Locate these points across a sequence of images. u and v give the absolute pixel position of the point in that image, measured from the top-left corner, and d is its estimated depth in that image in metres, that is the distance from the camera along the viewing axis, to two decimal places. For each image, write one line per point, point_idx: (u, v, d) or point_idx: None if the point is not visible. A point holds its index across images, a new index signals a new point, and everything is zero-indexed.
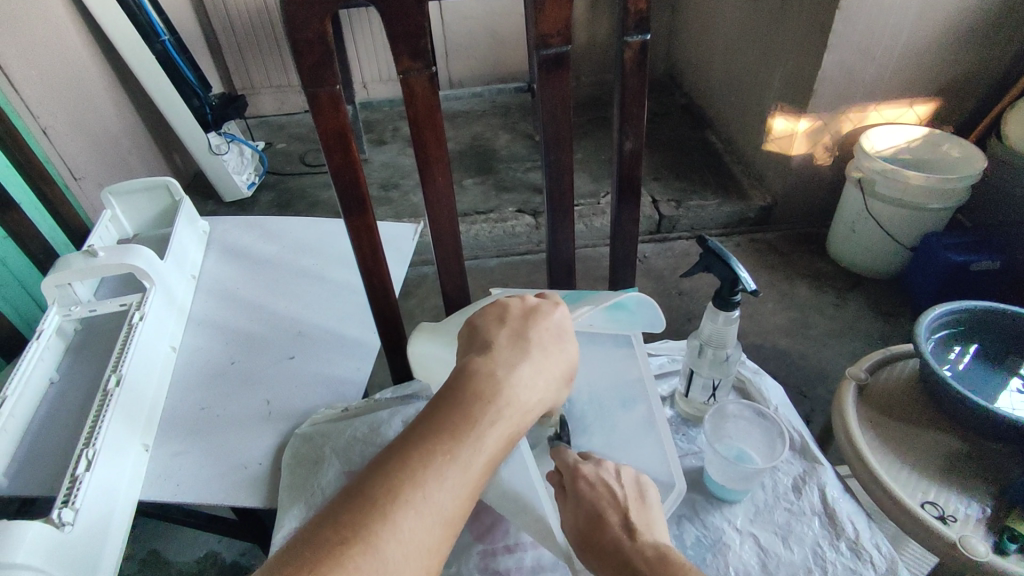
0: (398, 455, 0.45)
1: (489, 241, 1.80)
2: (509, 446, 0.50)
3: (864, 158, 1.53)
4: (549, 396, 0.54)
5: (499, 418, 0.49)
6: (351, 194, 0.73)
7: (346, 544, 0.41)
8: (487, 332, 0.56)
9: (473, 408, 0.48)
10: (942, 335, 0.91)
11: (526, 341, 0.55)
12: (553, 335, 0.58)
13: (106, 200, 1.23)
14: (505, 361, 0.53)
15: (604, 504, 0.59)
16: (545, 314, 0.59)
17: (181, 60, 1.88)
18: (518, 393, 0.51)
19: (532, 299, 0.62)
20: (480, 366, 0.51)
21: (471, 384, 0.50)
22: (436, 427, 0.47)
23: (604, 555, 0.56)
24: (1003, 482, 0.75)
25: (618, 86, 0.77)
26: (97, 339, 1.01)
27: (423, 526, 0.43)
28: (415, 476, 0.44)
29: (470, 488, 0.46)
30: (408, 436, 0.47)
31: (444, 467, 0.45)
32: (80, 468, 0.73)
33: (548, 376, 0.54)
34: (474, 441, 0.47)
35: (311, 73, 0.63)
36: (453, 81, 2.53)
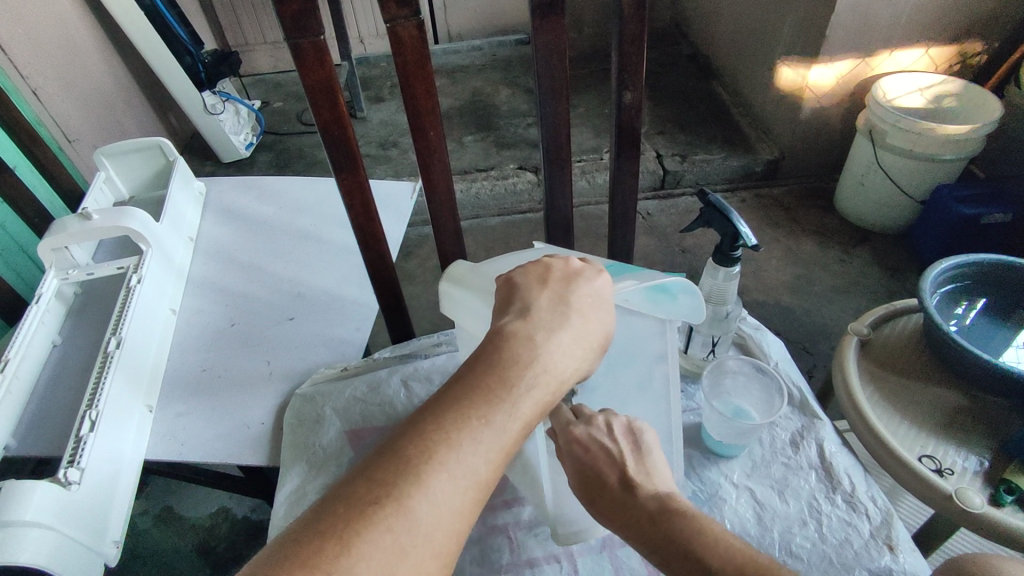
0: (432, 417, 0.45)
1: (490, 199, 1.78)
2: (543, 414, 0.49)
3: (877, 109, 1.48)
4: (585, 366, 0.53)
5: (536, 385, 0.48)
6: (341, 150, 0.71)
7: (378, 504, 0.40)
8: (526, 293, 0.54)
9: (510, 374, 0.47)
10: (949, 290, 0.89)
11: (567, 308, 0.53)
12: (593, 302, 0.55)
13: (100, 161, 1.21)
14: (544, 328, 0.51)
15: (601, 463, 0.59)
16: (587, 280, 0.56)
17: (170, 14, 1.81)
18: (555, 360, 0.50)
19: (576, 262, 0.58)
20: (520, 332, 0.50)
21: (509, 350, 0.49)
22: (472, 391, 0.46)
23: (609, 510, 0.57)
24: (1003, 435, 0.74)
25: (616, 33, 0.73)
26: (98, 303, 1.01)
27: (454, 489, 0.42)
28: (450, 439, 0.43)
29: (504, 453, 0.45)
30: (443, 399, 0.46)
31: (479, 431, 0.44)
32: (84, 429, 0.74)
33: (586, 346, 0.53)
34: (510, 408, 0.46)
35: (294, 22, 0.60)
36: (452, 34, 2.45)
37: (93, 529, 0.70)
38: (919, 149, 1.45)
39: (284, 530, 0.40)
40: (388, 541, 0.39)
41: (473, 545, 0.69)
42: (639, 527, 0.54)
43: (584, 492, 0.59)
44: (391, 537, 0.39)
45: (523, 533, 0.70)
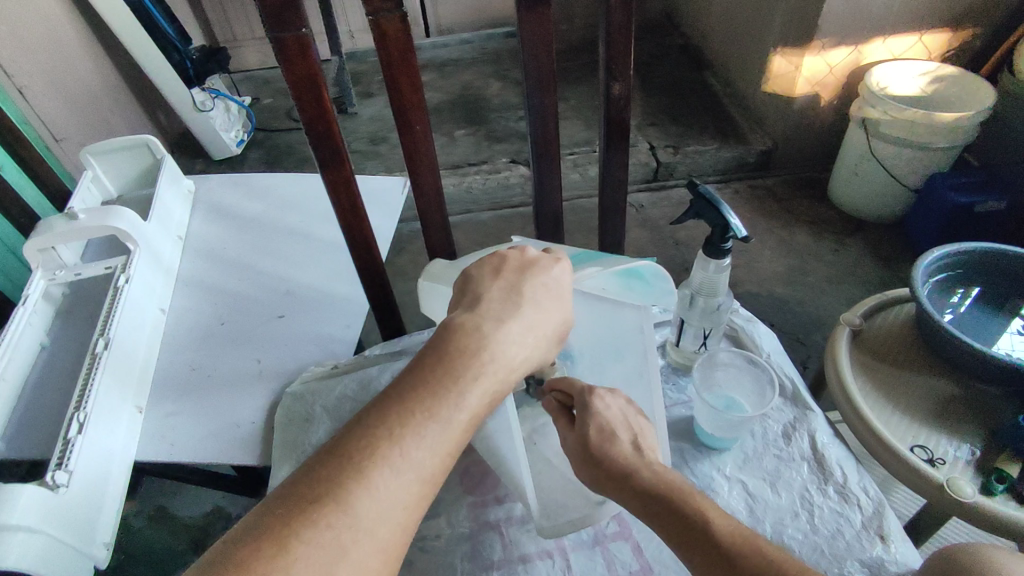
0: (377, 414, 0.45)
1: (482, 193, 1.77)
2: (493, 404, 0.49)
3: (870, 97, 1.48)
4: (538, 354, 0.54)
5: (483, 374, 0.48)
6: (326, 146, 0.70)
7: (319, 502, 0.40)
8: (478, 285, 0.55)
9: (456, 365, 0.48)
10: (942, 279, 0.89)
11: (519, 297, 0.54)
12: (548, 290, 0.56)
13: (86, 160, 1.20)
14: (493, 318, 0.52)
15: (618, 425, 0.60)
16: (543, 269, 0.57)
17: (156, 10, 1.79)
18: (505, 349, 0.50)
19: (532, 252, 0.59)
20: (467, 323, 0.51)
21: (455, 341, 0.49)
22: (417, 386, 0.46)
23: (602, 469, 0.57)
24: (994, 424, 0.74)
25: (603, 23, 0.73)
26: (86, 303, 1.00)
27: (399, 484, 0.42)
28: (394, 434, 0.44)
29: (451, 445, 0.46)
30: (389, 395, 0.46)
31: (424, 424, 0.45)
32: (72, 431, 0.73)
33: (536, 335, 0.53)
34: (456, 398, 0.46)
35: (275, 15, 0.59)
36: (441, 28, 2.44)
37: (82, 531, 0.70)
38: (913, 137, 1.45)
39: (225, 534, 0.39)
40: (328, 539, 0.39)
41: (464, 542, 0.69)
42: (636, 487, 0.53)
43: (585, 441, 0.59)
44: (332, 535, 0.39)
45: (515, 529, 0.70)
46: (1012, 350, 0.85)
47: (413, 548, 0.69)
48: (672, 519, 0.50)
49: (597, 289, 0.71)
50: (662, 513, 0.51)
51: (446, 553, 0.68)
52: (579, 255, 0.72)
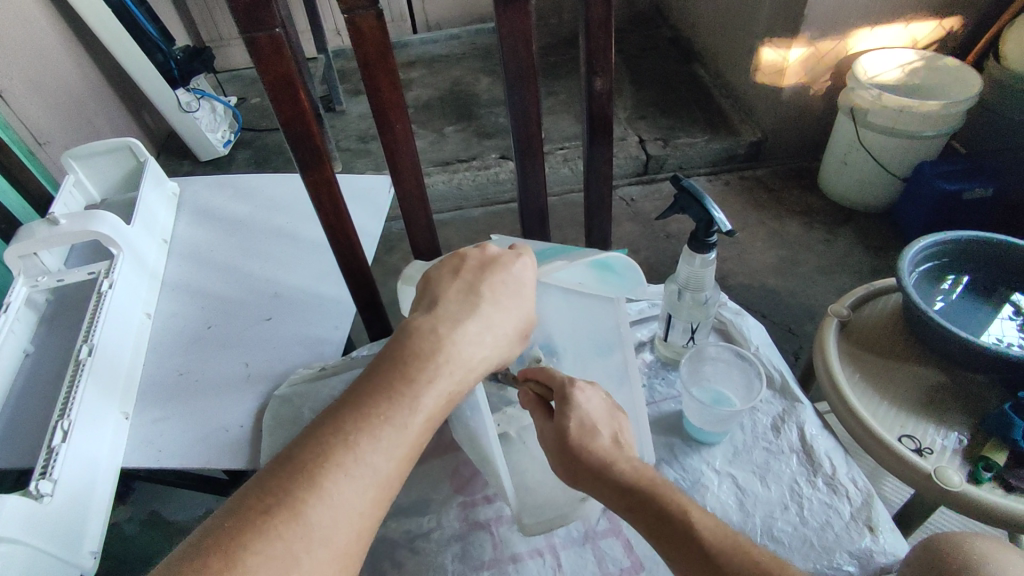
0: (331, 420, 0.45)
1: (472, 190, 1.76)
2: (450, 405, 0.50)
3: (859, 87, 1.48)
4: (497, 354, 0.54)
5: (439, 376, 0.49)
6: (305, 146, 0.69)
7: (271, 514, 0.40)
8: (437, 286, 0.55)
9: (412, 368, 0.48)
10: (932, 268, 0.89)
11: (477, 297, 0.54)
12: (508, 288, 0.56)
13: (68, 164, 1.18)
14: (451, 319, 0.52)
15: (597, 419, 0.59)
16: (503, 266, 0.57)
17: (138, 10, 1.76)
18: (462, 350, 0.51)
19: (493, 249, 0.59)
20: (423, 325, 0.51)
21: (411, 344, 0.49)
22: (373, 391, 0.46)
23: (584, 465, 0.56)
24: (981, 413, 0.74)
25: (583, 17, 0.72)
26: (70, 310, 0.99)
27: (354, 490, 0.43)
28: (348, 439, 0.44)
29: (407, 449, 0.46)
30: (345, 401, 0.46)
31: (379, 428, 0.45)
32: (56, 439, 0.72)
33: (494, 334, 0.54)
34: (412, 401, 0.47)
35: (247, 15, 0.59)
36: (430, 24, 2.42)
37: (66, 541, 0.69)
38: (901, 126, 1.45)
39: (178, 548, 0.40)
40: (279, 550, 0.39)
41: (454, 543, 0.69)
42: (611, 479, 0.54)
43: (563, 432, 0.58)
44: (283, 546, 0.39)
45: (505, 528, 0.70)
46: (1001, 336, 0.85)
47: (403, 550, 0.69)
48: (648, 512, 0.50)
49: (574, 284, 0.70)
50: (639, 503, 0.51)
51: (435, 554, 0.68)
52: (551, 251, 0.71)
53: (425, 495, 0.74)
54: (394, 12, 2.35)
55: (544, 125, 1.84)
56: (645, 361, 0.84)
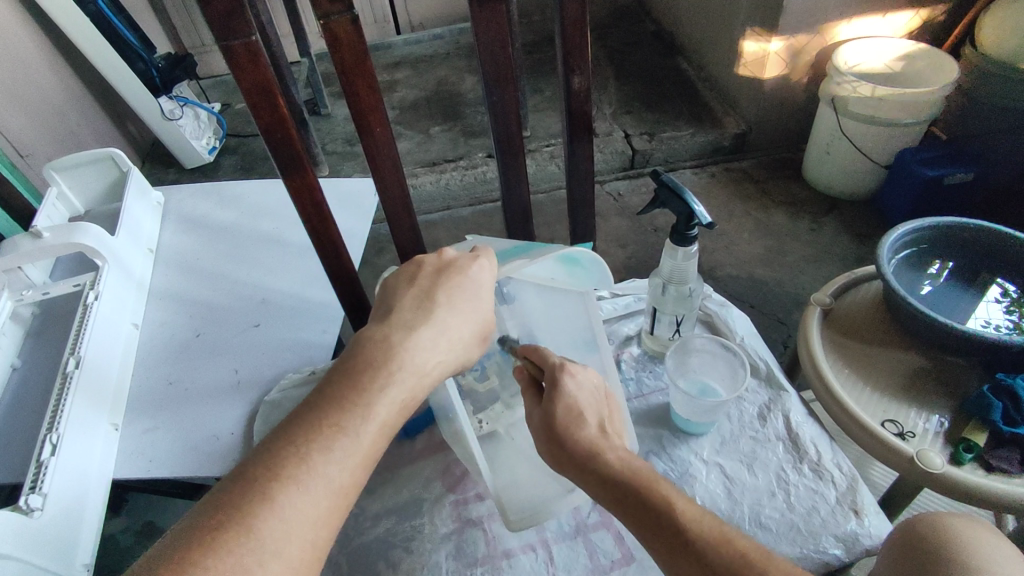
0: (284, 434, 0.46)
1: (460, 189, 1.76)
2: (406, 412, 0.50)
3: (839, 76, 1.49)
4: (455, 357, 0.55)
5: (392, 383, 0.49)
6: (285, 152, 0.69)
7: (221, 529, 0.41)
8: (392, 296, 0.56)
9: (364, 378, 0.49)
10: (915, 255, 0.90)
11: (433, 302, 0.55)
12: (463, 292, 0.57)
13: (50, 176, 1.17)
14: (404, 326, 0.53)
15: (588, 406, 0.60)
16: (460, 269, 0.58)
17: (117, 19, 1.74)
18: (416, 357, 0.51)
19: (450, 253, 0.60)
20: (375, 335, 0.52)
21: (362, 354, 0.50)
22: (327, 402, 0.48)
23: (575, 450, 0.56)
24: (962, 395, 0.76)
25: (558, 16, 0.73)
26: (56, 322, 0.99)
27: (308, 501, 0.43)
28: (301, 452, 0.44)
29: (361, 458, 0.46)
30: (299, 415, 0.47)
31: (332, 439, 0.46)
32: (45, 453, 0.73)
33: (449, 339, 0.54)
34: (364, 411, 0.47)
35: (221, 23, 0.59)
36: (414, 25, 2.42)
37: (59, 553, 0.69)
38: (881, 114, 1.46)
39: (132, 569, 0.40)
40: (231, 564, 0.39)
41: (447, 540, 0.69)
42: (598, 470, 0.54)
43: (552, 417, 0.59)
44: (235, 560, 0.40)
45: (497, 524, 0.70)
46: (987, 320, 0.86)
47: (398, 550, 0.69)
48: (632, 509, 0.51)
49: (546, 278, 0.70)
50: (626, 499, 0.51)
51: (429, 553, 0.68)
52: (516, 248, 0.69)
53: (418, 495, 0.74)
54: (377, 13, 2.35)
55: (529, 123, 1.84)
56: (632, 355, 0.85)
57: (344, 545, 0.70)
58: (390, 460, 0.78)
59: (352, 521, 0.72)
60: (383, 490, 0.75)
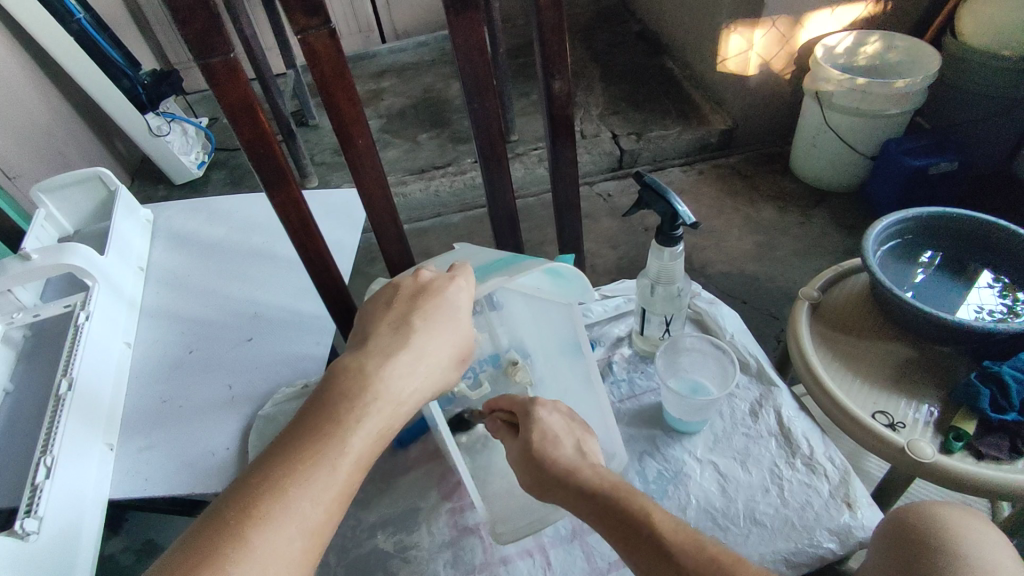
0: (257, 472, 0.46)
1: (450, 196, 1.77)
2: (382, 441, 0.51)
3: (821, 71, 1.51)
4: (432, 382, 0.55)
5: (368, 414, 0.50)
6: (269, 167, 0.70)
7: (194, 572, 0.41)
8: (369, 323, 0.56)
9: (340, 410, 0.49)
10: (901, 247, 0.91)
11: (409, 327, 0.55)
12: (442, 313, 0.57)
13: (38, 198, 1.16)
14: (379, 353, 0.53)
15: (561, 432, 0.64)
16: (437, 291, 0.59)
17: (102, 38, 1.74)
18: (392, 385, 0.52)
19: (427, 274, 0.60)
20: (350, 364, 0.52)
21: (338, 385, 0.50)
22: (301, 436, 0.48)
23: (552, 468, 0.59)
24: (951, 384, 0.76)
25: (536, 22, 0.73)
26: (48, 345, 0.98)
27: (283, 539, 0.44)
28: (274, 490, 0.45)
29: (338, 491, 0.47)
30: (272, 451, 0.47)
31: (307, 474, 0.46)
32: (39, 476, 0.72)
33: (427, 365, 0.55)
34: (340, 443, 0.48)
35: (200, 41, 0.59)
36: (398, 32, 2.42)
37: None
38: (865, 107, 1.47)
39: None
40: None
41: (444, 549, 0.70)
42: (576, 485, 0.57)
43: (528, 446, 0.62)
44: None
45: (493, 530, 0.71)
46: (980, 305, 0.85)
47: (396, 560, 0.69)
48: (614, 523, 0.52)
49: (531, 289, 0.69)
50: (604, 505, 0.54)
51: (426, 562, 0.69)
52: (499, 261, 0.68)
53: (414, 504, 0.74)
54: (361, 22, 2.35)
55: (516, 127, 1.85)
56: (624, 356, 0.85)
57: (341, 558, 0.70)
58: (384, 470, 0.78)
59: (349, 533, 0.72)
60: (379, 501, 0.75)
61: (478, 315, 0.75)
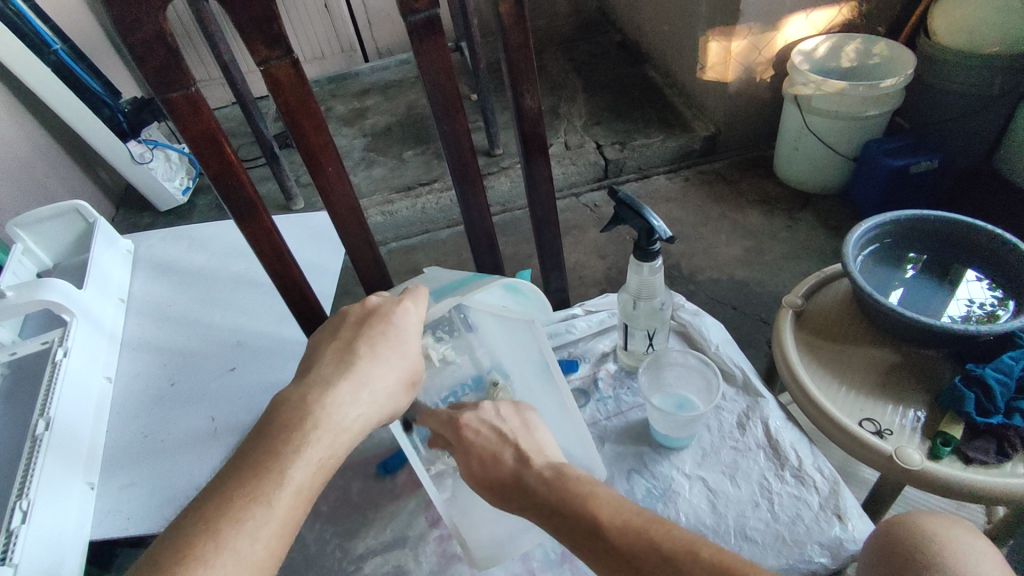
0: (194, 511, 0.46)
1: (437, 212, 1.76)
2: (326, 472, 0.51)
3: (798, 75, 1.51)
4: (378, 409, 0.55)
5: (309, 445, 0.50)
6: (238, 198, 0.69)
7: None
8: (314, 354, 0.56)
9: (279, 442, 0.49)
10: (881, 252, 0.91)
11: (353, 355, 0.56)
12: (386, 338, 0.58)
13: (14, 233, 1.14)
14: (322, 383, 0.53)
15: (496, 445, 0.62)
16: (383, 316, 0.59)
17: (80, 68, 1.71)
18: (333, 414, 0.52)
19: (375, 300, 0.62)
20: (293, 395, 0.52)
21: (279, 416, 0.51)
22: (240, 472, 0.48)
23: (504, 493, 0.59)
24: (937, 388, 0.76)
25: (502, 44, 0.73)
26: (26, 384, 0.96)
27: None
28: (208, 529, 0.44)
29: (279, 526, 0.47)
30: (209, 490, 0.47)
31: (244, 510, 0.46)
32: (15, 521, 0.69)
33: (371, 391, 0.55)
34: (278, 475, 0.48)
35: (160, 76, 0.58)
36: (381, 50, 2.43)
37: None
38: (843, 109, 1.48)
39: None
40: None
41: None
42: (529, 498, 0.56)
43: (479, 478, 0.61)
44: None
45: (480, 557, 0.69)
46: (970, 299, 0.86)
47: None
48: (571, 529, 0.52)
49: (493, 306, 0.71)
50: (556, 516, 0.53)
51: None
52: (455, 281, 0.70)
53: (401, 533, 0.73)
54: (343, 42, 2.36)
55: (500, 141, 1.85)
56: (609, 372, 0.84)
57: None
58: (370, 498, 0.77)
59: (336, 565, 0.71)
60: (366, 531, 0.74)
61: (455, 337, 0.77)
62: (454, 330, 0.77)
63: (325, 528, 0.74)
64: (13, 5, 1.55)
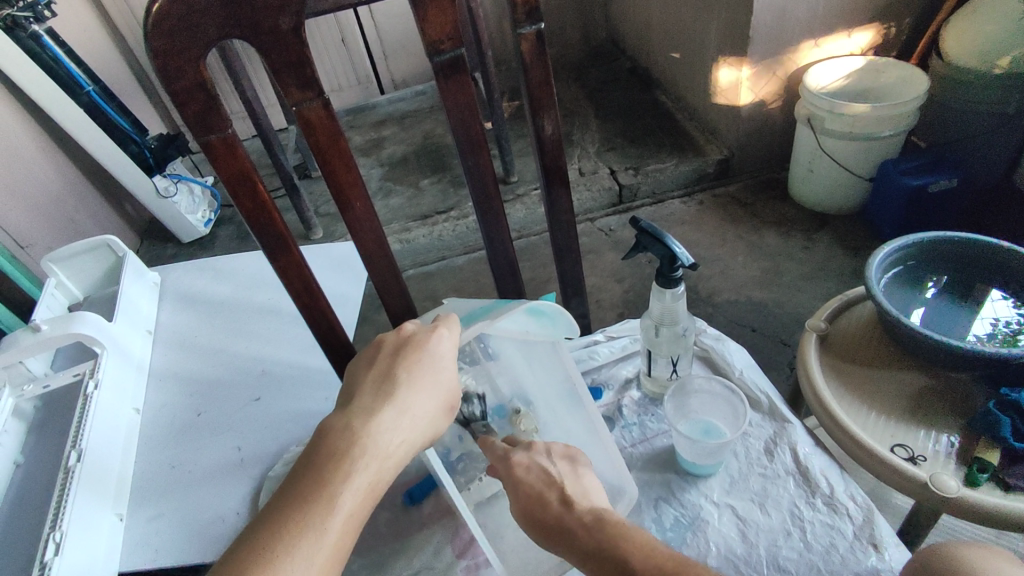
0: (246, 543, 0.46)
1: (454, 239, 1.78)
2: (371, 500, 0.51)
3: (812, 98, 1.52)
4: (418, 435, 0.56)
5: (356, 472, 0.50)
6: (269, 234, 0.71)
7: None
8: (353, 382, 0.57)
9: (327, 470, 0.50)
10: (903, 275, 0.90)
11: (392, 382, 0.57)
12: (424, 366, 0.59)
13: (48, 267, 1.18)
14: (364, 412, 0.54)
15: (543, 484, 0.61)
16: (418, 343, 0.60)
17: (110, 107, 1.77)
18: (377, 441, 0.53)
19: (408, 328, 0.62)
20: (336, 424, 0.53)
21: (324, 446, 0.52)
22: (290, 502, 0.48)
23: (542, 530, 0.59)
24: (969, 411, 0.75)
25: (524, 79, 0.75)
26: (59, 415, 0.98)
27: None
28: (264, 557, 0.45)
29: (331, 554, 0.47)
30: (260, 521, 0.48)
31: (296, 538, 0.46)
32: (48, 553, 0.70)
33: (413, 419, 0.55)
34: (327, 503, 0.48)
35: (197, 120, 0.61)
36: (396, 82, 2.49)
37: None
38: (858, 131, 1.48)
39: None
40: None
41: None
42: (571, 539, 0.56)
43: (520, 509, 0.61)
44: None
45: None
46: (996, 317, 0.85)
47: None
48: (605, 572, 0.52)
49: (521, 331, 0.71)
50: (597, 561, 0.53)
51: None
52: (485, 307, 0.69)
53: (429, 564, 0.72)
54: (360, 75, 2.42)
55: (515, 168, 1.88)
56: (633, 399, 0.84)
57: None
58: (397, 528, 0.77)
59: None
60: (394, 561, 0.73)
61: (475, 366, 0.78)
62: (476, 360, 0.78)
63: (352, 559, 0.74)
64: (51, 51, 1.60)
